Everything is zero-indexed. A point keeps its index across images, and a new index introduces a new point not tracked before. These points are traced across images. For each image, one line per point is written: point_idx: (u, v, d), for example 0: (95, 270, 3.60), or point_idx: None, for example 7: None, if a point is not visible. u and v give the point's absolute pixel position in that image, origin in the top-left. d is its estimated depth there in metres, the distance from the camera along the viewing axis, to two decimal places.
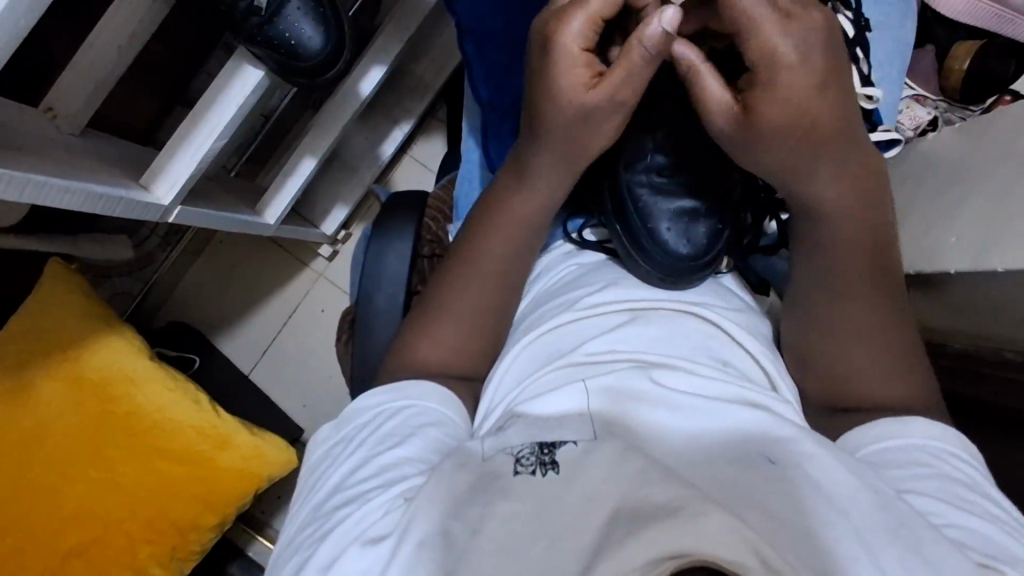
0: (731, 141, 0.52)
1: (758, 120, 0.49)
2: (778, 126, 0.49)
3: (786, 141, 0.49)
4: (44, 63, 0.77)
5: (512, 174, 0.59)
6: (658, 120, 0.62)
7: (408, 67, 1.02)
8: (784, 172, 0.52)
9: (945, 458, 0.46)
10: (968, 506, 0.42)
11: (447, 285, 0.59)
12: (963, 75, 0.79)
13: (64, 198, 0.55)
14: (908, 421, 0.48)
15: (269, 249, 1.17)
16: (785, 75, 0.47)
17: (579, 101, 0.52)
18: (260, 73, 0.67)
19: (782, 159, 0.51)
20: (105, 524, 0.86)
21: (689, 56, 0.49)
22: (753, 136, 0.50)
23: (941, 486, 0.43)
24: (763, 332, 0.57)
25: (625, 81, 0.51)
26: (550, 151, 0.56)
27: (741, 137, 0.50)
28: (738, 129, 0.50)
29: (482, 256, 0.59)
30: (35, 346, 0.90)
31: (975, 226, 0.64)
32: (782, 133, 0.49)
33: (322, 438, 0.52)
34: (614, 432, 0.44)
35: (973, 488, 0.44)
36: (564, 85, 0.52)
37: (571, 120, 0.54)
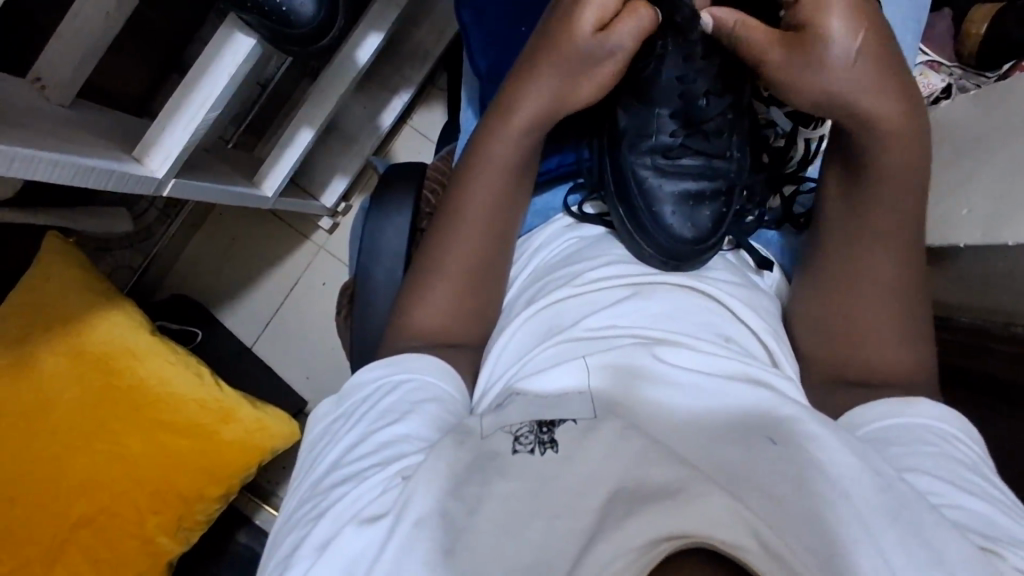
0: (794, 72, 0.52)
1: (819, 31, 0.51)
2: (841, 36, 0.50)
3: (850, 51, 0.51)
4: (31, 31, 0.75)
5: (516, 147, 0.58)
6: (663, 99, 0.59)
7: (408, 33, 1.00)
8: (854, 94, 0.51)
9: (948, 439, 0.46)
10: (969, 487, 0.42)
11: (440, 264, 0.57)
12: (979, 40, 0.76)
13: (54, 170, 0.54)
14: (915, 400, 0.48)
15: (269, 221, 1.16)
16: None
17: (587, 39, 0.54)
18: (252, 43, 0.65)
19: (852, 73, 0.51)
20: (113, 495, 0.87)
21: (731, 18, 0.54)
22: (823, 50, 0.51)
23: (943, 465, 0.43)
24: (768, 308, 0.56)
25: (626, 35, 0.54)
26: (533, 92, 0.57)
27: (806, 63, 0.52)
28: (805, 49, 0.51)
29: (473, 230, 0.57)
30: (36, 320, 0.90)
31: (989, 197, 0.63)
32: (845, 46, 0.51)
33: (321, 413, 0.52)
34: (615, 412, 0.43)
35: (975, 471, 0.44)
36: (581, 19, 0.54)
37: (571, 63, 0.56)
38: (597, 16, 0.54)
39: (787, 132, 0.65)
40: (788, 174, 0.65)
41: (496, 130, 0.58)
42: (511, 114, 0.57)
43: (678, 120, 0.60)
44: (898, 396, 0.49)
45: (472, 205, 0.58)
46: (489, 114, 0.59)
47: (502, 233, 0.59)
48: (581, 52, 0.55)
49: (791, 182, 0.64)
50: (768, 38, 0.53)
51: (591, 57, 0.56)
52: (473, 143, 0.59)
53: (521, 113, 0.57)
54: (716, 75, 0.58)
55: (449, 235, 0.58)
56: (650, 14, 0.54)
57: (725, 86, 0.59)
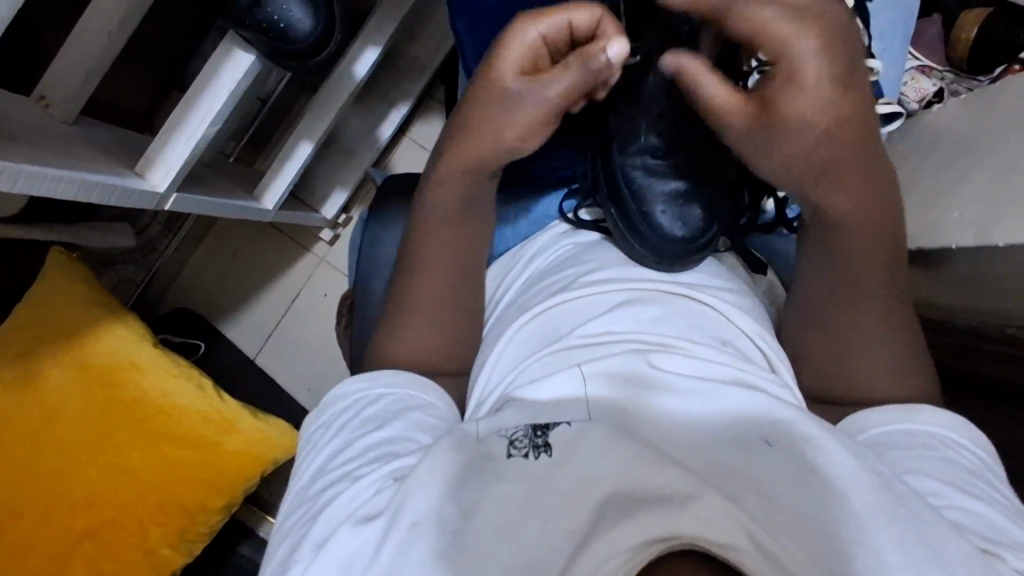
0: (748, 144, 0.50)
1: (780, 108, 0.47)
2: (807, 119, 0.46)
3: (815, 135, 0.47)
4: (36, 49, 0.76)
5: (463, 175, 0.57)
6: (650, 97, 0.61)
7: (406, 46, 1.02)
8: (812, 171, 0.49)
9: (950, 443, 0.46)
10: (970, 489, 0.43)
11: (422, 270, 0.57)
12: (970, 44, 0.77)
13: (57, 187, 0.55)
14: (919, 408, 0.48)
15: (270, 234, 1.17)
16: (807, 65, 0.45)
17: (508, 83, 0.54)
18: (250, 58, 0.66)
19: (817, 154, 0.48)
20: (116, 507, 0.87)
21: (700, 72, 0.50)
22: (779, 131, 0.47)
23: (943, 468, 0.44)
24: (759, 311, 0.57)
25: (554, 84, 0.53)
26: (467, 113, 0.56)
27: (761, 138, 0.49)
28: (759, 128, 0.49)
29: (457, 235, 0.58)
30: (40, 333, 0.91)
31: (980, 199, 0.63)
32: (810, 126, 0.46)
33: (309, 424, 0.52)
34: (611, 417, 0.43)
35: (977, 475, 0.44)
36: (505, 62, 0.53)
37: (495, 100, 0.54)
38: (520, 64, 0.53)
39: None
40: None
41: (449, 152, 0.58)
42: (462, 140, 0.56)
43: (665, 118, 0.60)
44: (899, 404, 0.50)
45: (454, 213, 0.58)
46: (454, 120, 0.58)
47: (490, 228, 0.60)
48: (503, 96, 0.54)
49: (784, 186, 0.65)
50: (722, 103, 0.50)
51: (506, 99, 0.54)
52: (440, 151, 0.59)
53: (456, 148, 0.57)
54: None
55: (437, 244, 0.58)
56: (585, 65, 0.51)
57: None
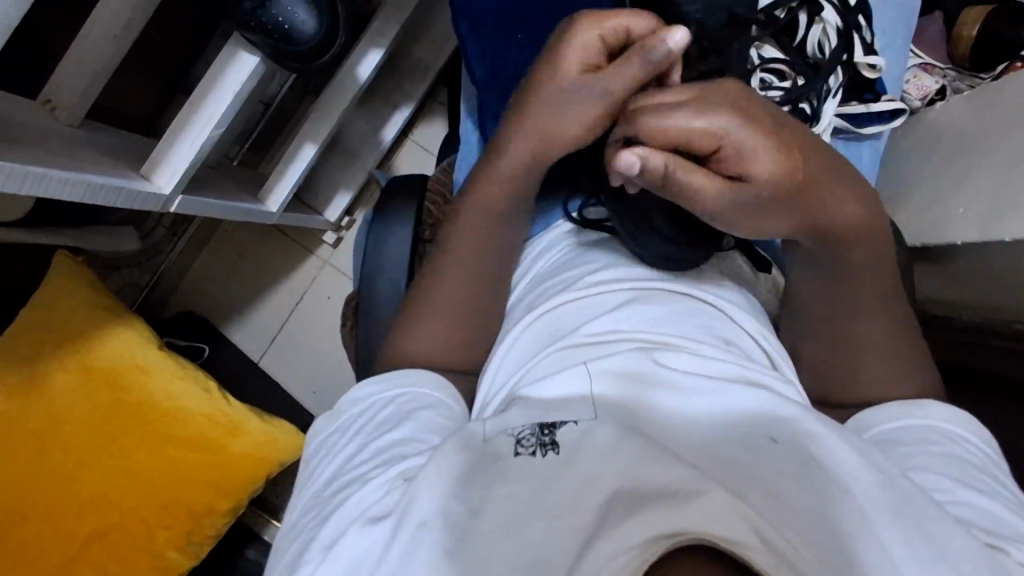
0: (742, 219, 0.47)
1: (754, 182, 0.46)
2: (779, 176, 0.46)
3: (786, 190, 0.46)
4: (42, 54, 0.77)
5: (523, 171, 0.57)
6: None
7: (408, 49, 1.02)
8: (795, 218, 0.48)
9: (956, 440, 0.46)
10: (975, 484, 0.42)
11: (437, 278, 0.58)
12: (972, 42, 0.77)
13: (63, 189, 0.55)
14: (924, 405, 0.48)
15: (274, 237, 1.18)
16: (754, 143, 0.45)
17: (572, 80, 0.51)
18: (255, 60, 0.67)
19: (789, 211, 0.48)
20: (122, 510, 0.87)
21: (663, 163, 0.44)
22: (756, 193, 0.46)
23: (948, 464, 0.44)
24: (762, 310, 0.57)
25: (618, 79, 0.49)
26: (524, 117, 0.55)
27: (751, 212, 0.47)
28: (742, 193, 0.46)
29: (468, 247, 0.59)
30: (46, 337, 0.91)
31: (984, 195, 0.63)
32: (785, 186, 0.46)
33: (317, 428, 0.52)
34: (616, 415, 0.43)
35: (983, 471, 0.44)
36: (566, 57, 0.51)
37: (556, 98, 0.53)
38: (581, 60, 0.51)
39: None
40: None
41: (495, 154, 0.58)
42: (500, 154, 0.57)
43: None
44: (904, 400, 0.50)
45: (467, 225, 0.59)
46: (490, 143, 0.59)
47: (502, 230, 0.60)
48: (574, 90, 0.52)
49: None
50: (711, 192, 0.46)
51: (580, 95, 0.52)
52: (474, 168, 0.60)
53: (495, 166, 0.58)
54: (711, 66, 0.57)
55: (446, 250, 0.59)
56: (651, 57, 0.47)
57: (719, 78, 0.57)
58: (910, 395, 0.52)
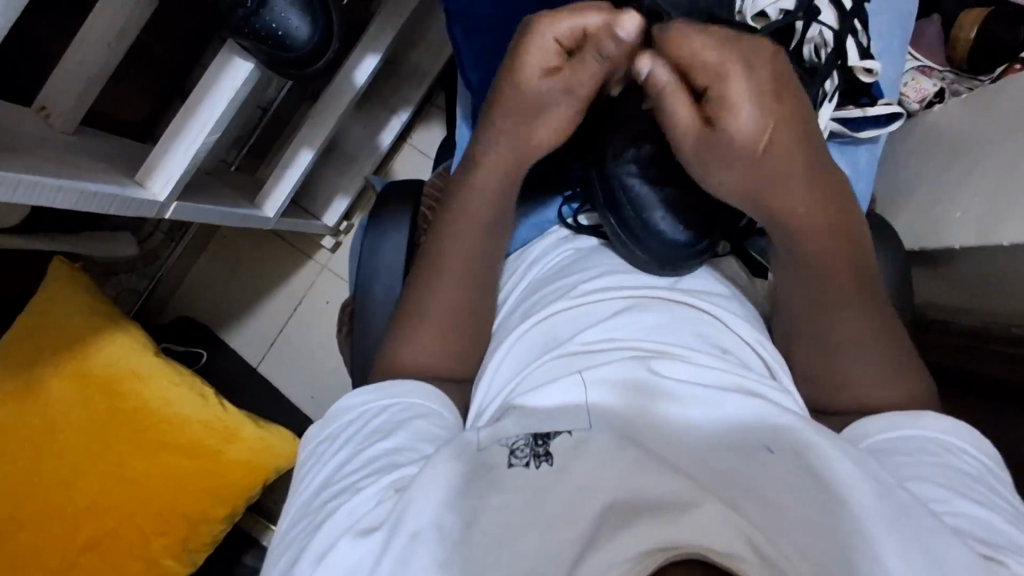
0: (710, 164, 0.51)
1: (725, 127, 0.48)
2: (745, 134, 0.48)
3: (756, 146, 0.48)
4: (37, 61, 0.77)
5: (504, 173, 0.58)
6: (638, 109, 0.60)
7: (405, 54, 1.02)
8: (757, 189, 0.50)
9: (953, 449, 0.45)
10: (972, 495, 0.42)
11: (427, 287, 0.58)
12: (970, 45, 0.77)
13: (56, 196, 0.55)
14: (921, 414, 0.48)
15: (272, 242, 1.18)
16: (735, 86, 0.47)
17: (537, 86, 0.54)
18: (249, 66, 0.66)
19: (764, 166, 0.49)
20: (118, 518, 0.87)
21: (662, 79, 0.50)
22: (718, 138, 0.49)
23: (945, 475, 0.43)
24: (759, 317, 0.57)
25: (585, 77, 0.53)
26: (498, 128, 0.57)
27: (715, 156, 0.50)
28: (709, 135, 0.49)
29: (458, 254, 0.58)
30: (42, 343, 0.91)
31: (982, 199, 0.63)
32: (754, 142, 0.48)
33: (309, 437, 0.51)
34: (611, 425, 0.43)
35: (981, 481, 0.44)
36: (528, 65, 0.53)
37: (524, 107, 0.55)
38: (542, 64, 0.53)
39: None
40: None
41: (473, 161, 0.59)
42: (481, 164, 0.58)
43: None
44: (901, 410, 0.49)
45: (455, 237, 0.58)
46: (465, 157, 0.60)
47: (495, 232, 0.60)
48: (538, 95, 0.54)
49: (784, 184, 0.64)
50: (684, 122, 0.50)
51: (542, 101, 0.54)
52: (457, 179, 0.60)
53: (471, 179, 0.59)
54: None
55: (437, 256, 0.58)
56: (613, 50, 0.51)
57: None
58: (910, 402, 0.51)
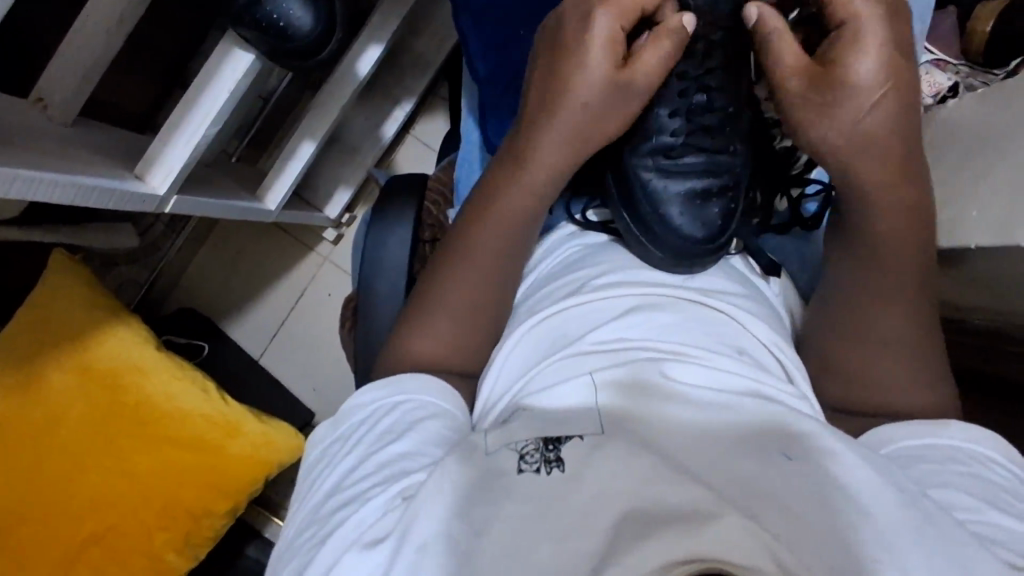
0: (806, 105, 0.51)
1: (853, 36, 0.50)
2: (870, 74, 0.50)
3: (870, 95, 0.50)
4: (34, 50, 0.75)
5: (550, 177, 0.56)
6: (663, 100, 0.59)
7: (409, 44, 1.00)
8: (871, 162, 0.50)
9: (982, 460, 0.45)
10: (1002, 505, 0.41)
11: (451, 285, 0.55)
12: (985, 38, 0.75)
13: (53, 191, 0.54)
14: (946, 423, 0.47)
15: (274, 233, 1.16)
16: (873, 37, 0.50)
17: (607, 75, 0.54)
18: (251, 57, 0.65)
19: (862, 128, 0.50)
20: (120, 512, 0.86)
21: (764, 17, 0.53)
22: (835, 81, 0.50)
23: (975, 485, 0.42)
24: (775, 317, 0.55)
25: (653, 65, 0.54)
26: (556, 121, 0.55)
27: (819, 93, 0.51)
28: (819, 72, 0.51)
29: (486, 250, 0.56)
30: (42, 336, 0.90)
31: (1000, 198, 0.62)
32: (868, 93, 0.50)
33: (318, 437, 0.51)
34: (623, 429, 0.42)
35: (1009, 491, 0.43)
36: (593, 55, 0.54)
37: (592, 97, 0.54)
38: (610, 53, 0.54)
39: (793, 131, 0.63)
40: (794, 177, 0.63)
41: (521, 157, 0.56)
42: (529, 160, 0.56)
43: (678, 117, 0.59)
44: (926, 418, 0.48)
45: (490, 234, 0.56)
46: (507, 153, 0.57)
47: (524, 231, 0.57)
48: (608, 87, 0.54)
49: (798, 185, 0.63)
50: (791, 55, 0.52)
51: (621, 89, 0.54)
52: (487, 178, 0.58)
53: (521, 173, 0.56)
54: (719, 71, 0.58)
55: (463, 252, 0.56)
56: (673, 42, 0.54)
57: (727, 83, 0.58)
58: (925, 407, 0.50)
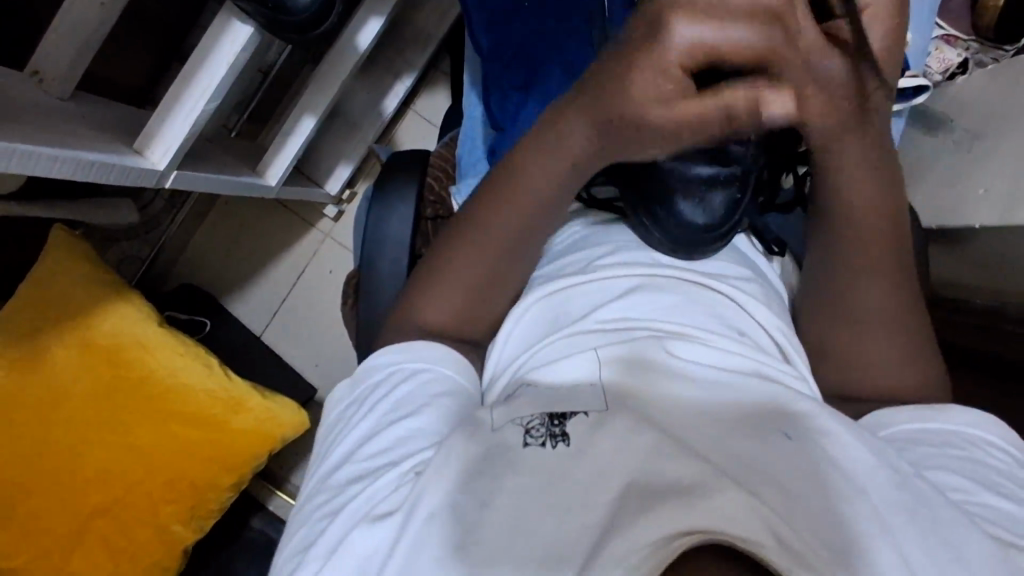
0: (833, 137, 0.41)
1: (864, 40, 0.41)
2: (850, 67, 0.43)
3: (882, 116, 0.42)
4: (28, 22, 0.74)
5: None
6: None
7: (409, 16, 0.99)
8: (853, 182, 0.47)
9: (981, 443, 0.45)
10: (999, 488, 0.42)
11: (452, 261, 0.54)
12: (999, 12, 0.71)
13: (53, 166, 0.54)
14: (945, 408, 0.47)
15: (275, 209, 1.16)
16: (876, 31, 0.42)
17: None
18: (250, 29, 0.64)
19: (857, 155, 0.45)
20: (127, 485, 0.88)
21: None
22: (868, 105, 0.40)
23: (971, 468, 0.43)
24: (778, 297, 0.55)
25: None
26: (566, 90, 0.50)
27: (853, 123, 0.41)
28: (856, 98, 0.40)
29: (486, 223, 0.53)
30: (45, 313, 0.91)
31: (1007, 176, 0.61)
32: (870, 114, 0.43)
33: (340, 395, 0.51)
34: (629, 404, 0.42)
35: (1006, 475, 0.43)
36: None
37: None
38: None
39: None
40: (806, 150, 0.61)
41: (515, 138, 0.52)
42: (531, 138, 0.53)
43: None
44: (927, 403, 0.48)
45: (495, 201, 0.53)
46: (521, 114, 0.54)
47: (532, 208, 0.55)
48: None
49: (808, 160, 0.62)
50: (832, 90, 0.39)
51: None
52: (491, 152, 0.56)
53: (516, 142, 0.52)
54: None
55: (462, 228, 0.54)
56: None
57: None
58: (925, 386, 0.51)
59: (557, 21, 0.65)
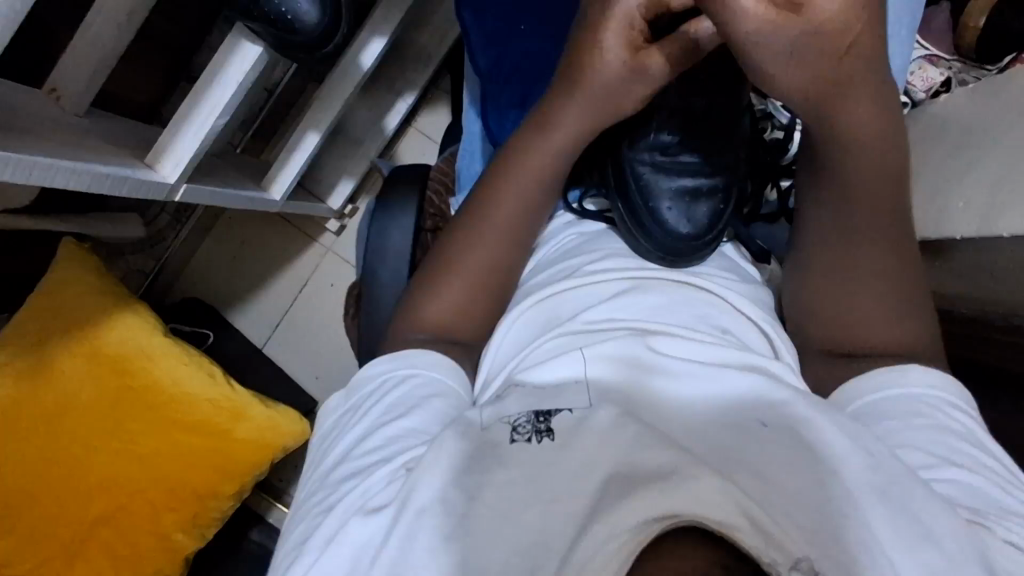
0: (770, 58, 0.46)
1: None
2: (829, 21, 0.43)
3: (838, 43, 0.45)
4: (46, 43, 0.77)
5: (551, 166, 0.58)
6: (665, 99, 0.61)
7: (411, 37, 1.02)
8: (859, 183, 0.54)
9: (941, 406, 0.47)
10: (962, 460, 0.43)
11: (452, 266, 0.57)
12: (978, 33, 0.74)
13: (70, 178, 0.56)
14: (904, 371, 0.49)
15: (278, 224, 1.18)
16: None
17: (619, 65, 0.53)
18: (259, 49, 0.67)
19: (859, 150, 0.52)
20: (129, 493, 0.89)
21: None
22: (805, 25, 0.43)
23: (935, 438, 0.44)
24: (763, 301, 0.57)
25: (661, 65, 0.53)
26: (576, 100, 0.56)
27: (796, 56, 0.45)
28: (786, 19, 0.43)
29: (489, 229, 0.58)
30: (53, 324, 0.93)
31: (985, 188, 0.64)
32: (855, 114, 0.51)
33: (333, 406, 0.53)
34: (613, 400, 0.44)
35: (966, 437, 0.45)
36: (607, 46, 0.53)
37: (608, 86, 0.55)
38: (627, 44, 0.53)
39: (782, 124, 0.68)
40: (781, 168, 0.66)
41: (517, 149, 0.58)
42: (534, 149, 0.58)
43: (675, 117, 0.61)
44: (890, 364, 0.50)
45: (500, 209, 0.58)
46: (525, 126, 0.59)
47: (528, 218, 0.59)
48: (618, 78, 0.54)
49: (785, 176, 0.66)
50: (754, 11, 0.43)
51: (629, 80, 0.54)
52: (490, 167, 0.60)
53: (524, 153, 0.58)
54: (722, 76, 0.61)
55: (463, 237, 0.58)
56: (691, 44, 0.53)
57: (722, 87, 0.61)
58: None
59: (551, 44, 0.68)
